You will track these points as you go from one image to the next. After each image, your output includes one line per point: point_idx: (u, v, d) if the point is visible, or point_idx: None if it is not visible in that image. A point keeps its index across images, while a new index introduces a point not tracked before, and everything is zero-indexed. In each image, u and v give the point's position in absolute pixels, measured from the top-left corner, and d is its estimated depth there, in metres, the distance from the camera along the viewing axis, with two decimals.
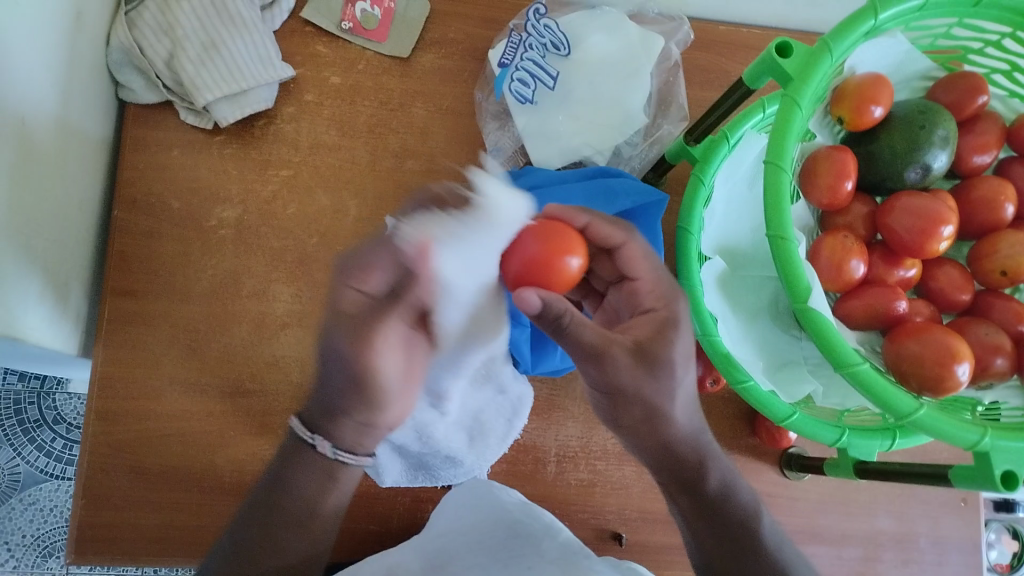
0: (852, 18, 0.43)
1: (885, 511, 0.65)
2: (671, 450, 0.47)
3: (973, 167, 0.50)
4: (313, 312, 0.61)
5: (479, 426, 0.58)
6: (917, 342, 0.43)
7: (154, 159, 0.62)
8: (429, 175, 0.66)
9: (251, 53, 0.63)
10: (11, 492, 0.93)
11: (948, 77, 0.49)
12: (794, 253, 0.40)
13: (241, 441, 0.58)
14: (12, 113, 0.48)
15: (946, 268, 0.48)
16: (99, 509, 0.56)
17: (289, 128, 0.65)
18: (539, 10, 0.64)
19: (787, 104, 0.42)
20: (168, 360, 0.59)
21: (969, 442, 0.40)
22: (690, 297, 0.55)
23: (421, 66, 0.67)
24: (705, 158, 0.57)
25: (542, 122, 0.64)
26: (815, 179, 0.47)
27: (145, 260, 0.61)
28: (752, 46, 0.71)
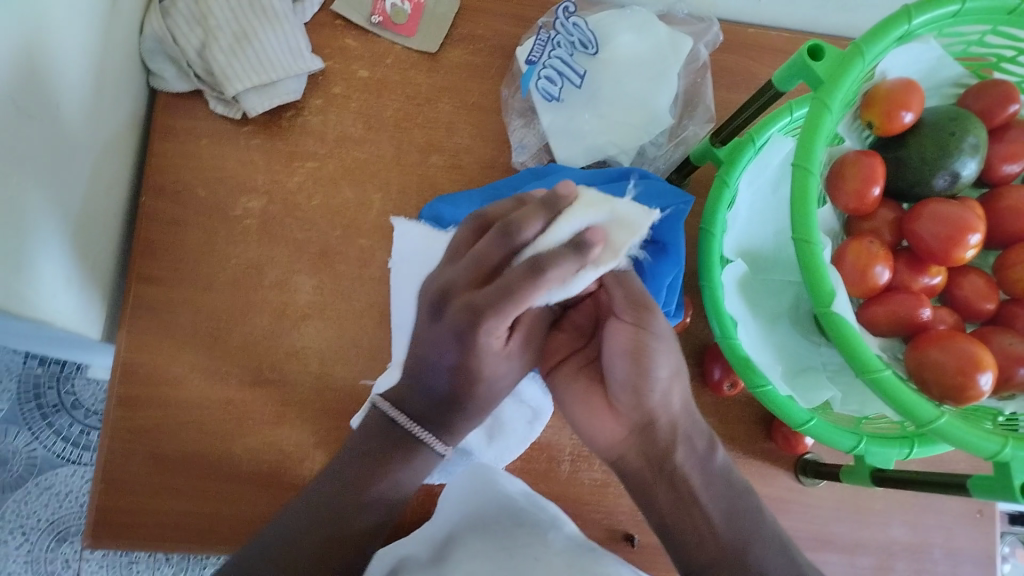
0: (886, 23, 0.42)
1: (900, 520, 0.64)
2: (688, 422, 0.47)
3: (1002, 176, 0.49)
4: (334, 304, 0.62)
5: (497, 423, 0.60)
6: (940, 350, 0.43)
7: (183, 148, 0.63)
8: (453, 170, 0.66)
9: (282, 45, 0.63)
10: (28, 475, 0.95)
11: (978, 86, 0.49)
12: (818, 256, 0.40)
13: (260, 429, 0.59)
14: (48, 96, 0.48)
15: (971, 277, 0.48)
16: (116, 493, 0.57)
17: (316, 120, 0.65)
18: (568, 9, 0.63)
19: (816, 106, 0.42)
20: (189, 347, 0.60)
21: (989, 452, 0.40)
22: (710, 299, 0.55)
23: (449, 63, 0.68)
24: (731, 160, 0.56)
25: (567, 120, 0.65)
26: (842, 185, 0.47)
27: (171, 247, 0.61)
28: (780, 50, 0.71)
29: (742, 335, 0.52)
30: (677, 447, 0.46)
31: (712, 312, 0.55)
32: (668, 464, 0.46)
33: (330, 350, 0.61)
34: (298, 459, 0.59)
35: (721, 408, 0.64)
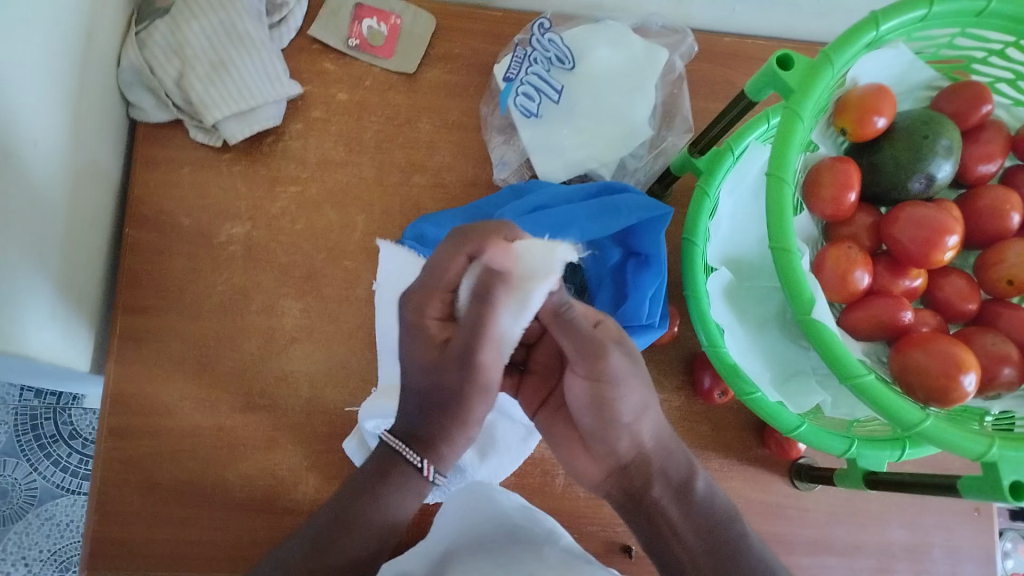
0: (853, 30, 0.43)
1: (897, 521, 0.64)
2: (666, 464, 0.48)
3: (978, 176, 0.49)
4: (322, 327, 0.62)
5: (489, 441, 0.60)
6: (923, 352, 0.43)
7: (165, 178, 0.63)
8: (435, 189, 0.66)
9: (259, 72, 0.63)
10: (28, 507, 0.94)
11: (952, 87, 0.49)
12: (795, 265, 0.41)
13: (253, 455, 0.59)
14: (24, 134, 0.49)
15: (951, 278, 0.48)
16: (111, 524, 0.57)
17: (298, 145, 0.65)
18: (544, 25, 0.65)
19: (788, 116, 0.42)
20: (179, 375, 0.60)
21: (975, 453, 0.40)
22: (696, 308, 0.55)
23: (427, 82, 0.68)
24: (710, 170, 0.57)
25: (547, 135, 0.65)
26: (818, 191, 0.47)
27: (157, 277, 0.61)
28: (758, 56, 0.71)
29: (730, 342, 0.52)
30: (654, 483, 0.47)
31: (699, 322, 0.55)
32: (648, 498, 0.47)
33: (318, 374, 0.61)
34: (292, 483, 0.59)
35: (712, 415, 0.64)
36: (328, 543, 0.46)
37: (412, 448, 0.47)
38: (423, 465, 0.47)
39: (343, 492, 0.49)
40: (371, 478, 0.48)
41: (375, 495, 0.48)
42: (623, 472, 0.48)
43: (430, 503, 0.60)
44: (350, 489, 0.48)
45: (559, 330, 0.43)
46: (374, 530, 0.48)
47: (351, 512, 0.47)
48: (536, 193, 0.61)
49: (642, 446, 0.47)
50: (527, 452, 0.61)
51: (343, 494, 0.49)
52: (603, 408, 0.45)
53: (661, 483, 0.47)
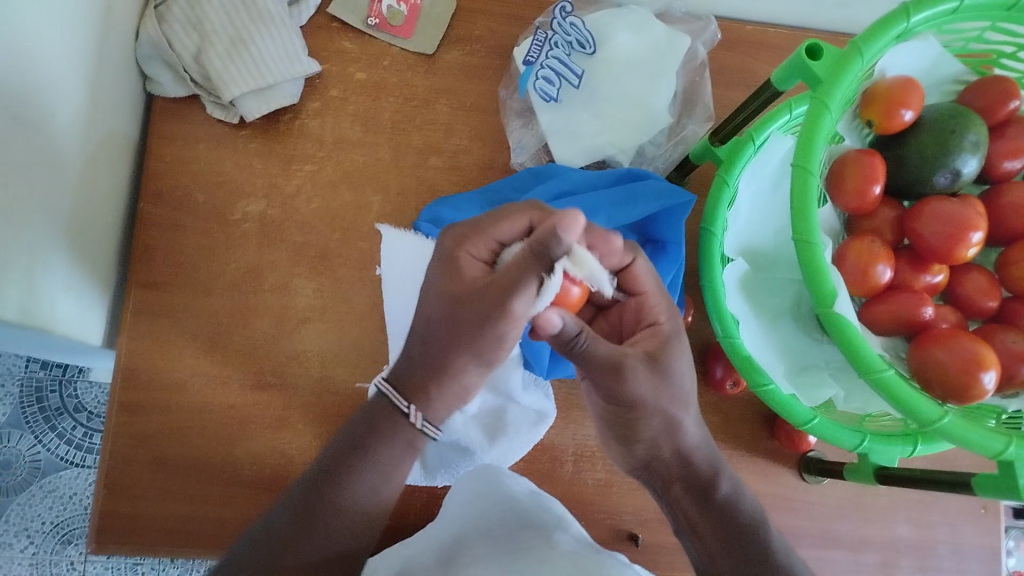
0: (884, 21, 0.42)
1: (904, 517, 0.64)
2: (681, 458, 0.48)
3: (1003, 172, 0.49)
4: (335, 307, 0.62)
5: (500, 425, 0.60)
6: (944, 351, 0.42)
7: (180, 153, 0.63)
8: (451, 172, 0.66)
9: (277, 48, 0.63)
10: (32, 479, 0.95)
11: (980, 81, 0.49)
12: (819, 257, 0.40)
13: (262, 434, 0.59)
14: (43, 104, 0.48)
15: (973, 274, 0.48)
16: (120, 499, 0.57)
17: (314, 124, 0.65)
18: (565, 8, 0.63)
19: (815, 106, 0.42)
20: (191, 351, 0.60)
21: (993, 451, 0.40)
22: (711, 298, 0.55)
23: (446, 64, 0.67)
24: (731, 158, 0.56)
25: (567, 121, 0.64)
26: (843, 183, 0.46)
27: (170, 253, 0.61)
28: (779, 46, 0.70)
29: (744, 333, 0.52)
30: (682, 482, 0.48)
31: (714, 312, 0.55)
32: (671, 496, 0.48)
33: (330, 354, 0.61)
34: (301, 463, 0.59)
35: (724, 406, 0.64)
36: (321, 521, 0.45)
37: (405, 395, 0.47)
38: (408, 410, 0.47)
39: (332, 450, 0.48)
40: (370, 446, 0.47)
41: (383, 472, 0.47)
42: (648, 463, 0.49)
43: (439, 485, 0.60)
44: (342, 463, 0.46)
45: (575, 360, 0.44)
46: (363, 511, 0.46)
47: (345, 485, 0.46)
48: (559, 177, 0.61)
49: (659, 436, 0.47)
50: (538, 437, 0.60)
51: (336, 448, 0.48)
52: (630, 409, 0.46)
53: (683, 484, 0.48)
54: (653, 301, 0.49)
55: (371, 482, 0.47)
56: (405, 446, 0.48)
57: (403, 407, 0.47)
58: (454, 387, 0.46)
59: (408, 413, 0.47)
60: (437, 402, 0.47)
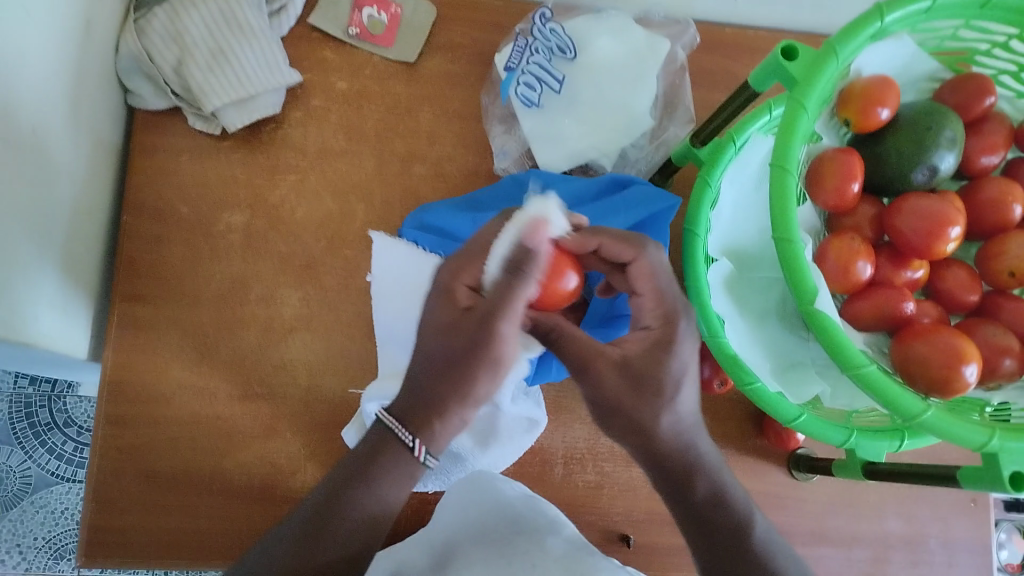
0: (858, 21, 0.43)
1: (893, 512, 0.65)
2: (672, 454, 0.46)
3: (980, 168, 0.49)
4: (321, 316, 0.62)
5: (491, 430, 0.59)
6: (924, 343, 0.43)
7: (163, 165, 0.63)
8: (436, 178, 0.66)
9: (258, 59, 0.63)
10: (22, 495, 0.94)
11: (955, 79, 0.49)
12: (799, 255, 0.41)
13: (250, 444, 0.59)
14: (25, 119, 0.48)
15: (953, 269, 0.48)
16: (110, 512, 0.57)
17: (297, 133, 0.65)
18: (545, 15, 0.65)
19: (792, 106, 0.42)
20: (177, 362, 0.60)
21: (976, 443, 0.40)
22: (696, 300, 0.55)
23: (428, 71, 0.68)
24: (712, 160, 0.57)
25: (549, 126, 0.65)
26: (822, 182, 0.47)
27: (155, 265, 0.61)
28: (758, 48, 0.71)
29: (730, 333, 0.51)
30: (695, 476, 0.46)
31: (700, 312, 0.54)
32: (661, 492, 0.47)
33: (318, 363, 0.61)
34: (291, 472, 0.59)
35: (712, 406, 0.64)
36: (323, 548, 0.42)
37: (409, 428, 0.43)
38: (412, 443, 0.43)
39: (338, 474, 0.44)
40: (373, 467, 0.44)
41: (392, 496, 0.44)
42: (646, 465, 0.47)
43: (429, 491, 0.60)
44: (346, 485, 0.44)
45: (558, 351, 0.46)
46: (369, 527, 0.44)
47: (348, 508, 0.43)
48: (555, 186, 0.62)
49: None
50: (529, 442, 0.60)
51: (340, 473, 0.44)
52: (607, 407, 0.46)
53: (704, 481, 0.46)
54: (650, 301, 0.46)
55: (382, 500, 0.44)
56: (407, 477, 0.45)
57: (404, 438, 0.43)
58: (456, 421, 0.43)
59: (412, 446, 0.43)
60: (440, 432, 0.43)
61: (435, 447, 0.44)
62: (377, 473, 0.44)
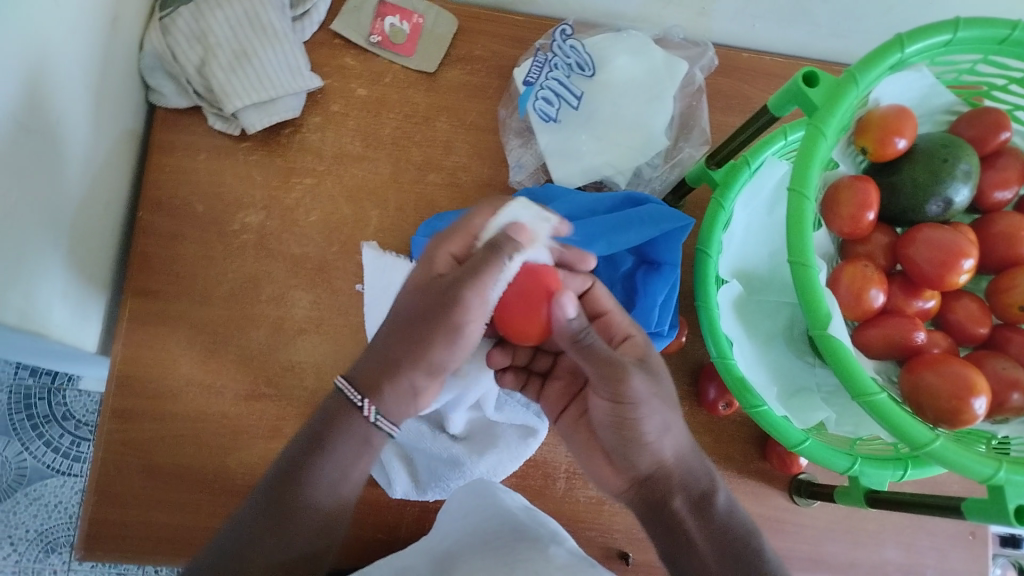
0: (879, 51, 0.43)
1: (893, 542, 0.65)
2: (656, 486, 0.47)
3: (994, 202, 0.50)
4: (331, 319, 0.62)
5: (489, 437, 0.61)
6: (935, 373, 0.43)
7: (181, 162, 0.63)
8: (450, 188, 0.66)
9: (281, 63, 0.63)
10: (16, 487, 0.94)
11: (972, 113, 0.50)
12: (815, 280, 0.41)
13: (255, 444, 0.59)
14: (48, 112, 0.49)
15: (965, 301, 0.48)
16: (111, 506, 0.57)
17: (314, 137, 0.65)
18: (566, 31, 0.66)
19: (812, 133, 0.43)
20: (186, 359, 0.60)
21: (983, 475, 0.40)
22: (706, 319, 0.55)
23: (446, 81, 0.68)
24: (727, 182, 0.57)
25: (565, 141, 0.65)
26: (837, 208, 0.47)
27: (168, 261, 0.61)
28: (775, 74, 0.71)
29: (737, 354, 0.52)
30: (678, 486, 0.48)
31: (709, 332, 0.55)
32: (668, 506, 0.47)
33: (324, 366, 0.61)
34: None
35: (715, 427, 0.64)
36: (287, 519, 0.44)
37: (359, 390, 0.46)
38: (362, 404, 0.46)
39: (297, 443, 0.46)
40: (331, 436, 0.45)
41: (345, 463, 0.46)
42: (642, 484, 0.49)
43: (430, 500, 0.60)
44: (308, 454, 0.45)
45: (580, 356, 0.46)
46: (328, 502, 0.45)
47: (306, 478, 0.45)
48: (560, 201, 0.62)
49: (659, 454, 0.48)
50: (530, 451, 0.60)
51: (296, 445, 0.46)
52: (625, 427, 0.48)
53: (683, 496, 0.47)
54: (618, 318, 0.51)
55: (333, 464, 0.45)
56: (360, 445, 0.47)
57: (355, 399, 0.46)
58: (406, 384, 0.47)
59: (362, 406, 0.45)
60: (390, 393, 0.46)
61: (384, 408, 0.46)
62: (334, 443, 0.45)
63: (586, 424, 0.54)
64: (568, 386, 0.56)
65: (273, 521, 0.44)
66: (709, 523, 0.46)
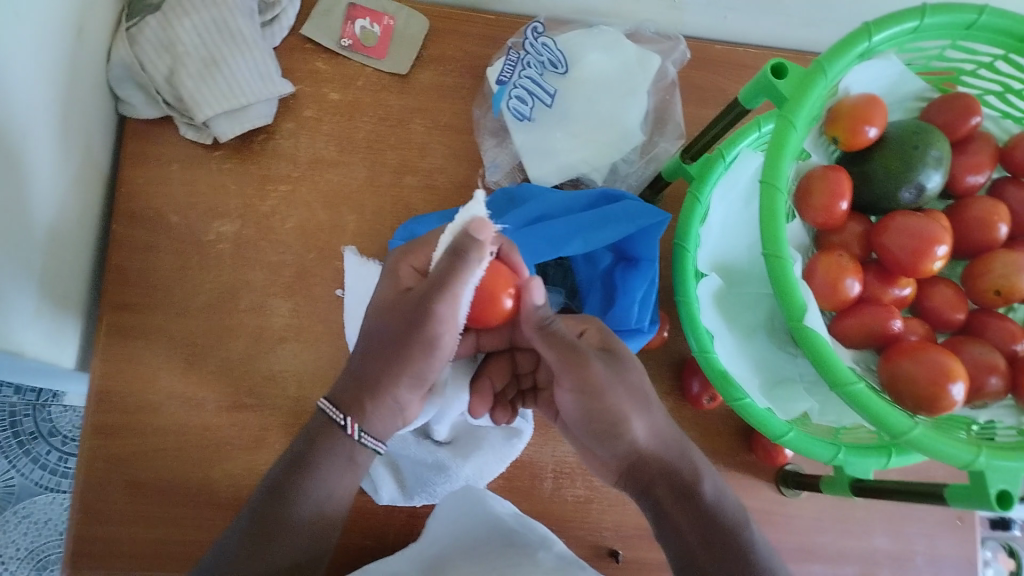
0: (847, 40, 0.43)
1: (881, 529, 0.65)
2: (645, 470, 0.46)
3: (967, 187, 0.50)
4: (311, 326, 0.62)
5: (473, 439, 0.60)
6: (912, 361, 0.43)
7: (154, 174, 0.63)
8: (427, 190, 0.66)
9: (251, 70, 0.62)
10: (5, 505, 0.93)
11: (942, 98, 0.50)
12: (788, 271, 0.41)
13: (238, 456, 0.58)
14: (13, 127, 0.48)
15: (941, 287, 0.48)
16: (95, 524, 0.56)
17: (289, 144, 0.65)
18: (537, 29, 0.66)
19: (781, 124, 0.42)
20: (164, 372, 0.59)
21: (964, 461, 0.40)
22: (686, 313, 0.55)
23: (420, 83, 0.68)
24: (702, 175, 0.57)
25: (540, 139, 0.65)
26: (810, 199, 0.47)
27: (144, 274, 0.61)
28: (749, 65, 0.71)
29: (719, 349, 0.52)
30: (668, 473, 0.47)
31: (689, 326, 0.55)
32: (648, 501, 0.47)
33: (305, 374, 0.61)
34: None
35: (700, 421, 0.64)
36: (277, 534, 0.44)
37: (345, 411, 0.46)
38: (345, 422, 0.46)
39: (279, 470, 0.46)
40: (315, 453, 0.46)
41: (330, 483, 0.46)
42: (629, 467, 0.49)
43: (417, 505, 0.60)
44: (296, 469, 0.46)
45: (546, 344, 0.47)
46: (313, 513, 0.46)
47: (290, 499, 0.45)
48: (536, 200, 0.61)
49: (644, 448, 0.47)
50: (516, 452, 0.60)
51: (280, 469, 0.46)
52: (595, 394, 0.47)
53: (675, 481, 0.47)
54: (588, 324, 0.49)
55: (318, 487, 0.46)
56: (345, 463, 0.47)
57: (338, 418, 0.46)
58: (388, 402, 0.47)
59: (345, 425, 0.46)
60: (372, 411, 0.46)
61: (369, 427, 0.47)
62: (319, 459, 0.46)
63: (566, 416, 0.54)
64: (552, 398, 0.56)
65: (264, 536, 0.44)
66: (694, 510, 0.46)
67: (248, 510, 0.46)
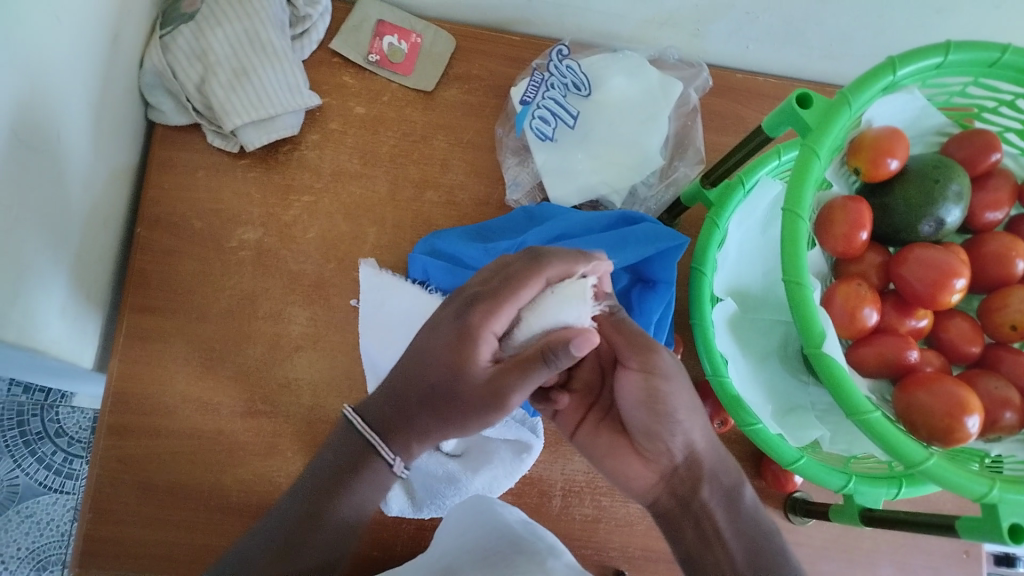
0: (871, 73, 0.44)
1: (888, 560, 0.65)
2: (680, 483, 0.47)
3: (985, 223, 0.50)
4: (326, 335, 0.62)
5: (483, 453, 0.61)
6: (929, 393, 0.43)
7: (180, 180, 0.64)
8: (447, 206, 0.67)
9: (281, 82, 0.64)
10: (9, 504, 0.93)
11: (962, 134, 0.50)
12: (809, 299, 0.41)
13: (252, 462, 0.59)
14: (49, 128, 0.49)
15: (957, 320, 0.49)
16: (105, 523, 0.56)
17: (313, 155, 0.66)
18: (562, 52, 0.67)
19: (805, 152, 0.43)
20: (181, 376, 0.60)
21: (977, 493, 0.40)
22: (701, 337, 0.56)
23: (444, 100, 0.69)
24: (720, 203, 0.58)
25: (561, 159, 0.66)
26: (831, 228, 0.48)
27: (166, 278, 0.61)
28: (768, 94, 0.72)
29: (732, 372, 0.52)
30: (702, 485, 0.48)
31: (703, 349, 0.56)
32: (696, 503, 0.47)
33: (321, 383, 0.61)
34: None
35: None
36: (306, 540, 0.45)
37: (393, 448, 0.47)
38: (394, 461, 0.47)
39: (310, 480, 0.48)
40: (354, 471, 0.47)
41: (364, 499, 0.48)
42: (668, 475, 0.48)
43: (426, 517, 0.60)
44: (332, 483, 0.47)
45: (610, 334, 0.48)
46: (346, 523, 0.47)
47: (327, 509, 0.46)
48: (558, 219, 0.62)
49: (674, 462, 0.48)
50: (525, 468, 0.60)
51: (315, 477, 0.48)
52: (654, 404, 0.47)
53: (701, 496, 0.47)
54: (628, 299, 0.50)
55: (354, 502, 0.47)
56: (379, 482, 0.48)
57: (389, 457, 0.47)
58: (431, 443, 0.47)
59: (394, 463, 0.47)
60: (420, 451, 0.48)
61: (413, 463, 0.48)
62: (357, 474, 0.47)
63: (609, 425, 0.52)
64: (583, 398, 0.54)
65: (298, 538, 0.45)
66: (737, 516, 0.47)
67: (278, 516, 0.47)
